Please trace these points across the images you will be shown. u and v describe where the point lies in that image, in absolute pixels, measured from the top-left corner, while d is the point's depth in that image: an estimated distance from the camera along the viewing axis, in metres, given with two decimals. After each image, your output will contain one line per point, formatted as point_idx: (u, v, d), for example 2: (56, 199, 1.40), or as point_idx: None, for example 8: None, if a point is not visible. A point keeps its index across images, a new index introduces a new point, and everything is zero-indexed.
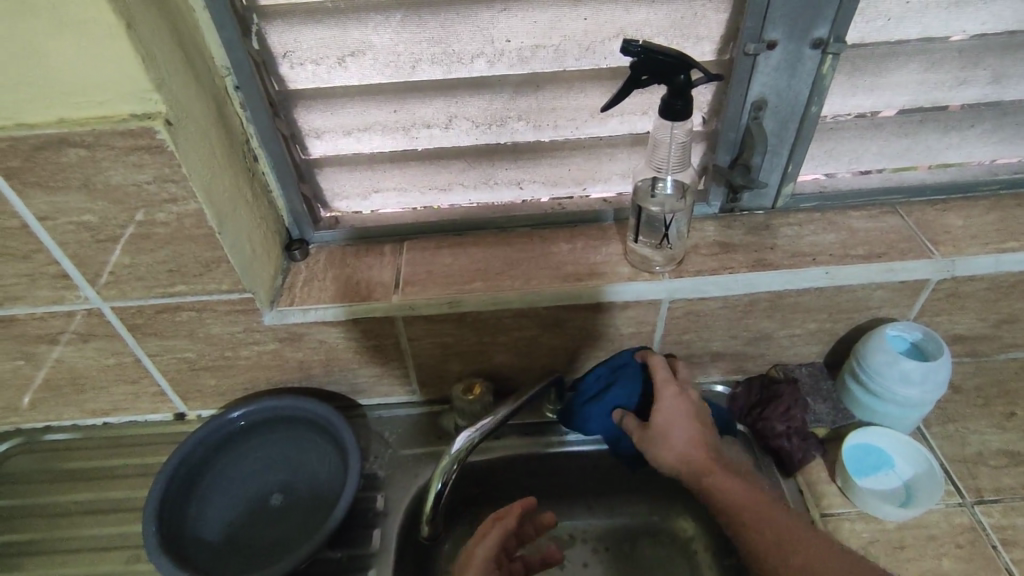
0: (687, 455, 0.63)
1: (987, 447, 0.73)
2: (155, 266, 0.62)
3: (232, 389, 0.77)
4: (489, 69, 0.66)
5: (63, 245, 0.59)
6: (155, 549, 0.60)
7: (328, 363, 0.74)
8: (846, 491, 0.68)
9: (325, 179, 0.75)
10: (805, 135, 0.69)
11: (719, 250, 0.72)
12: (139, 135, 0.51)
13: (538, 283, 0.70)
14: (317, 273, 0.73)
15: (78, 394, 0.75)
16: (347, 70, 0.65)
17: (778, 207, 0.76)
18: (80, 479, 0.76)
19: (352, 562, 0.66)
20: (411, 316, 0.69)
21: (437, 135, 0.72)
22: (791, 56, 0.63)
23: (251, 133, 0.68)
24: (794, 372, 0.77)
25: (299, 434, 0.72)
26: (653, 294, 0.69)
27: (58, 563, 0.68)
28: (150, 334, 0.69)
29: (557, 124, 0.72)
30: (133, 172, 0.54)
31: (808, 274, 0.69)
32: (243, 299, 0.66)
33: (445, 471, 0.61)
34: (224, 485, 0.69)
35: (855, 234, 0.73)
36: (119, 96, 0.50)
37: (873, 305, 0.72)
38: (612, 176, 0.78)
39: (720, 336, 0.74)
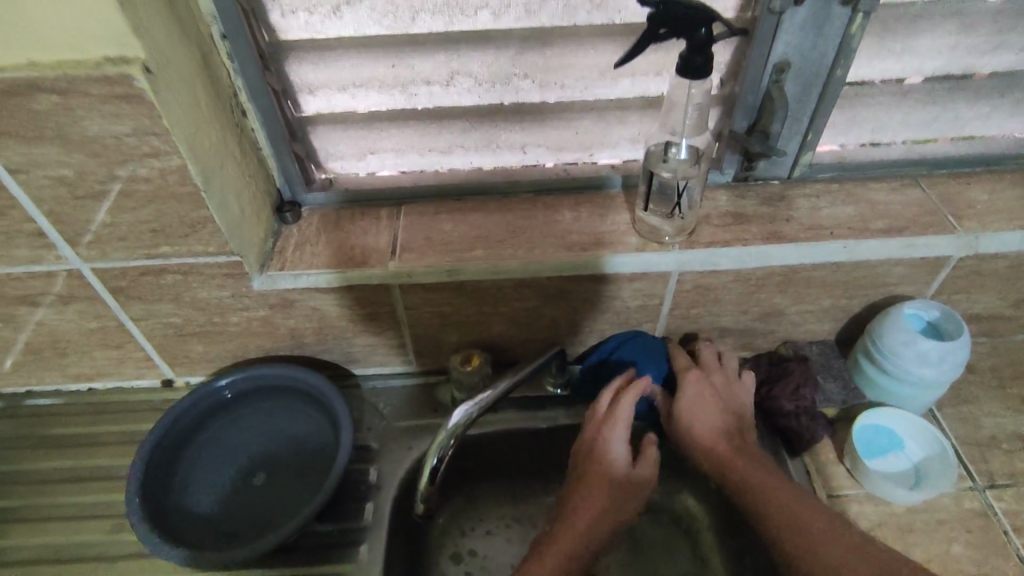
0: (705, 442, 0.65)
1: (1000, 431, 0.71)
2: (137, 225, 0.58)
3: (221, 356, 0.74)
4: (494, 22, 0.62)
5: (38, 201, 0.55)
6: (140, 522, 0.58)
7: (322, 331, 0.71)
8: (855, 473, 0.66)
9: (318, 139, 0.71)
10: (829, 101, 0.65)
11: (732, 221, 0.69)
12: (115, 82, 0.47)
13: (541, 252, 0.67)
14: (309, 237, 0.70)
15: (61, 358, 0.72)
16: (343, 19, 0.61)
17: (794, 177, 0.72)
18: (64, 445, 0.74)
19: (344, 535, 0.65)
20: (407, 284, 0.66)
21: (437, 93, 0.68)
22: (819, 13, 0.59)
23: (240, 86, 0.63)
24: (804, 350, 0.74)
25: (290, 404, 0.69)
26: (661, 266, 0.66)
27: (41, 531, 0.66)
28: (135, 298, 0.66)
29: (565, 83, 0.68)
30: (110, 123, 0.50)
31: (825, 248, 0.65)
32: (231, 263, 0.63)
33: (439, 449, 0.59)
34: (212, 456, 0.67)
35: (875, 206, 0.69)
36: (94, 40, 0.46)
37: (890, 282, 0.69)
38: (620, 141, 0.74)
39: (730, 311, 0.71)
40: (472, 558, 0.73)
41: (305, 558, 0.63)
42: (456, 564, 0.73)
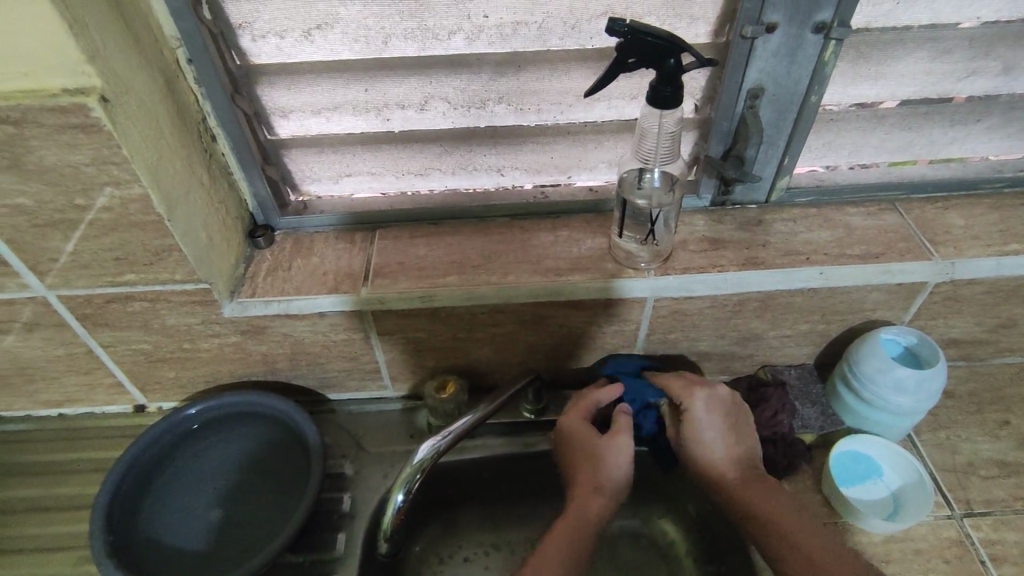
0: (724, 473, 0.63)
1: (979, 457, 0.70)
2: (101, 253, 0.57)
3: (193, 382, 0.73)
4: (467, 47, 0.62)
5: None
6: (103, 556, 0.57)
7: (295, 357, 0.70)
8: (832, 501, 0.66)
9: (292, 162, 0.70)
10: (804, 126, 0.65)
11: (709, 246, 0.68)
12: (71, 111, 0.46)
13: (516, 278, 0.66)
14: (282, 262, 0.69)
15: (29, 384, 0.71)
16: (313, 45, 0.60)
17: (772, 201, 0.72)
18: (32, 473, 0.72)
19: (315, 567, 0.63)
20: (380, 310, 0.65)
21: (412, 116, 0.67)
22: (791, 40, 0.59)
23: (208, 111, 0.63)
24: (783, 375, 0.73)
25: (262, 430, 0.68)
26: (637, 292, 0.65)
27: (3, 564, 0.65)
28: (102, 325, 0.64)
29: (540, 107, 0.67)
30: (68, 152, 0.49)
31: (801, 274, 0.65)
32: (199, 290, 0.62)
33: (405, 480, 0.58)
34: (183, 484, 0.66)
35: (851, 232, 0.69)
36: (48, 68, 0.45)
37: (867, 308, 0.69)
38: (598, 165, 0.73)
39: (707, 335, 0.71)
40: None
41: None
42: None
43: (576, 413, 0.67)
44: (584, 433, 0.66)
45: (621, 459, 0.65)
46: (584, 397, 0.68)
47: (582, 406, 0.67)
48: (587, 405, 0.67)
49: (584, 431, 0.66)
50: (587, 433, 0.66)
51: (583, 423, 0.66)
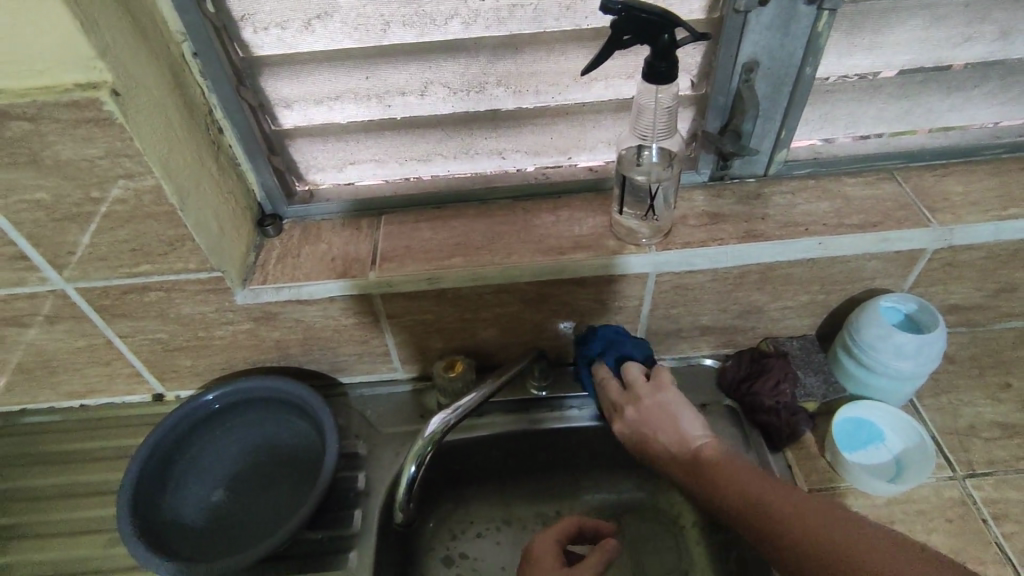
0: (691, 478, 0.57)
1: (980, 419, 0.71)
2: (117, 245, 0.59)
3: (209, 369, 0.75)
4: (465, 31, 0.63)
5: (17, 225, 0.56)
6: (130, 535, 0.59)
7: (307, 342, 0.72)
8: (835, 466, 0.67)
9: (297, 151, 0.72)
10: (800, 98, 0.66)
11: (709, 220, 0.69)
12: (85, 106, 0.48)
13: (520, 257, 0.67)
14: (291, 249, 0.71)
15: (52, 376, 0.74)
16: (314, 35, 0.61)
17: (770, 174, 0.73)
18: (57, 462, 0.75)
19: (334, 542, 0.66)
20: (388, 293, 0.67)
21: (413, 103, 0.68)
22: (785, 13, 0.59)
23: (214, 103, 0.64)
24: (785, 346, 0.74)
25: (279, 414, 0.70)
26: (639, 267, 0.67)
27: (35, 548, 0.67)
28: (120, 315, 0.67)
29: (539, 89, 0.68)
30: (82, 146, 0.51)
31: (800, 245, 0.66)
32: (213, 278, 0.64)
33: (417, 454, 0.60)
34: (201, 468, 0.68)
35: (850, 202, 0.70)
36: (61, 65, 0.47)
37: (867, 277, 0.70)
38: (597, 145, 0.74)
39: (709, 309, 0.72)
40: (464, 561, 0.74)
41: (295, 567, 0.64)
42: (448, 567, 0.74)
43: (541, 538, 0.63)
44: (548, 556, 0.61)
45: (563, 525, 0.64)
46: (546, 532, 0.64)
47: (546, 536, 0.63)
48: (551, 540, 0.63)
49: (549, 556, 0.61)
50: (554, 556, 0.61)
51: (548, 548, 0.62)
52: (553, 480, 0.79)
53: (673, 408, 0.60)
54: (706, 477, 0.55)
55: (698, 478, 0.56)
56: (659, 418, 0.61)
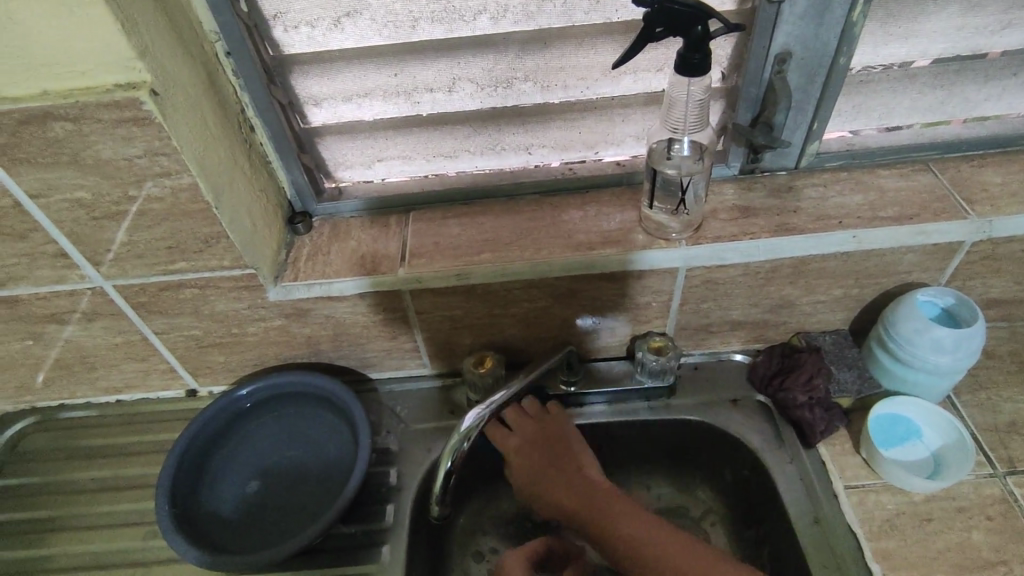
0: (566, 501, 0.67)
1: (1021, 415, 0.70)
2: (154, 243, 0.60)
3: (241, 365, 0.76)
4: (494, 26, 0.63)
5: (59, 224, 0.57)
6: (169, 528, 0.60)
7: (337, 338, 0.73)
8: (870, 462, 0.66)
9: (326, 149, 0.72)
10: (833, 89, 0.65)
11: (740, 214, 0.68)
12: (125, 106, 0.49)
13: (549, 252, 0.67)
14: (321, 247, 0.71)
15: (89, 372, 0.75)
16: (344, 33, 0.62)
17: (801, 167, 0.72)
18: (96, 456, 0.76)
19: (367, 536, 0.66)
20: (417, 289, 0.67)
21: (440, 99, 0.68)
22: (819, 3, 0.58)
23: (246, 101, 0.65)
24: (817, 341, 0.73)
25: (311, 409, 0.71)
26: (669, 262, 0.66)
27: (77, 539, 0.69)
28: (156, 312, 0.68)
29: (566, 84, 0.68)
30: (122, 146, 0.51)
31: (834, 238, 0.65)
32: (246, 275, 0.65)
33: (451, 451, 0.61)
34: (237, 462, 0.69)
35: (885, 194, 0.68)
36: (102, 66, 0.47)
37: (903, 270, 0.68)
38: (625, 139, 0.74)
39: (740, 304, 0.71)
40: (494, 556, 0.75)
41: (330, 560, 0.65)
42: (479, 563, 0.74)
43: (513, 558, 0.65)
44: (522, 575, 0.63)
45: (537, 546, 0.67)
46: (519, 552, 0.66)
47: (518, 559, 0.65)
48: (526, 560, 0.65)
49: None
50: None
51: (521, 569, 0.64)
52: None
53: (571, 434, 0.70)
54: (576, 501, 0.66)
55: (568, 489, 0.67)
56: (535, 436, 0.70)
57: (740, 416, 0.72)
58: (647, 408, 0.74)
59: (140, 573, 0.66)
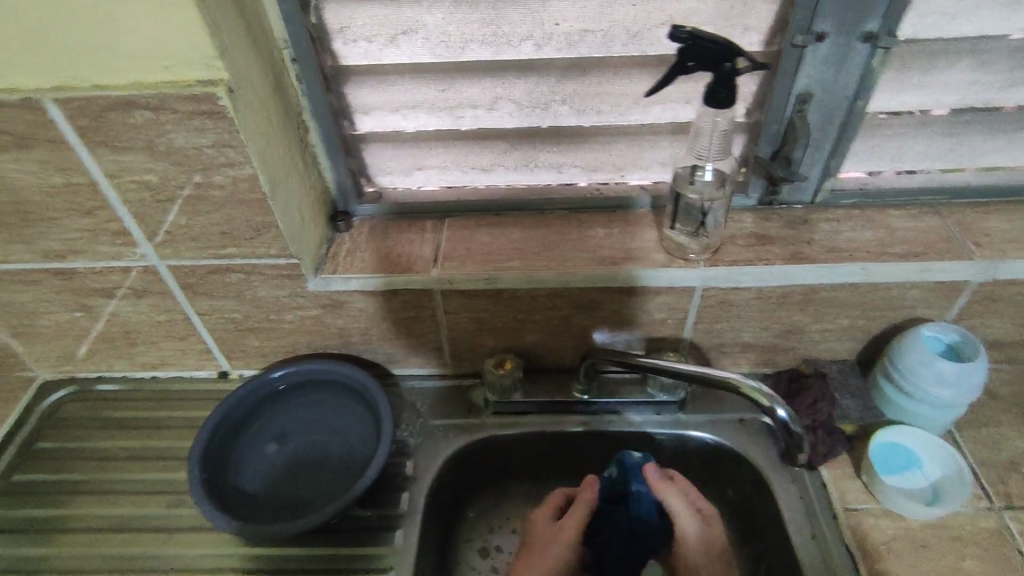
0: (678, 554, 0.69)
1: (1021, 455, 0.73)
2: (210, 227, 0.65)
3: (273, 351, 0.80)
4: (537, 52, 0.68)
5: (127, 203, 0.63)
6: (199, 495, 0.65)
7: (366, 332, 0.77)
8: (872, 488, 0.69)
9: (369, 154, 0.77)
10: (850, 129, 0.69)
11: (756, 241, 0.72)
12: (204, 99, 0.54)
13: (574, 265, 0.71)
14: (359, 244, 0.76)
15: (131, 347, 0.80)
16: (398, 48, 0.67)
17: (817, 202, 0.76)
18: (126, 427, 0.80)
19: (380, 521, 0.70)
20: (447, 290, 0.72)
21: (482, 115, 0.73)
22: (839, 49, 0.63)
23: (306, 105, 0.71)
24: (824, 367, 0.76)
25: (337, 397, 0.76)
26: (686, 281, 0.70)
27: (107, 504, 0.73)
28: (201, 294, 0.72)
29: (599, 109, 0.73)
30: (196, 136, 0.57)
31: (845, 269, 0.68)
32: (290, 264, 0.69)
33: (771, 398, 0.64)
34: (263, 443, 0.73)
35: (895, 232, 0.72)
36: (185, 64, 0.53)
37: (910, 305, 0.72)
38: (651, 165, 0.78)
39: (752, 327, 0.74)
40: (498, 554, 0.77)
41: (344, 540, 0.68)
42: (483, 559, 0.77)
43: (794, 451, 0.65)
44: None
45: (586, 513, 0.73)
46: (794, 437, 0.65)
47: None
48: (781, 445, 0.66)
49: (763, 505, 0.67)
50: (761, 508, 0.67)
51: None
52: None
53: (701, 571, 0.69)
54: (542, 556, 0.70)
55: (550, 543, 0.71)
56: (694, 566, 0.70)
57: (745, 435, 0.75)
58: (656, 421, 0.77)
59: (164, 538, 0.70)
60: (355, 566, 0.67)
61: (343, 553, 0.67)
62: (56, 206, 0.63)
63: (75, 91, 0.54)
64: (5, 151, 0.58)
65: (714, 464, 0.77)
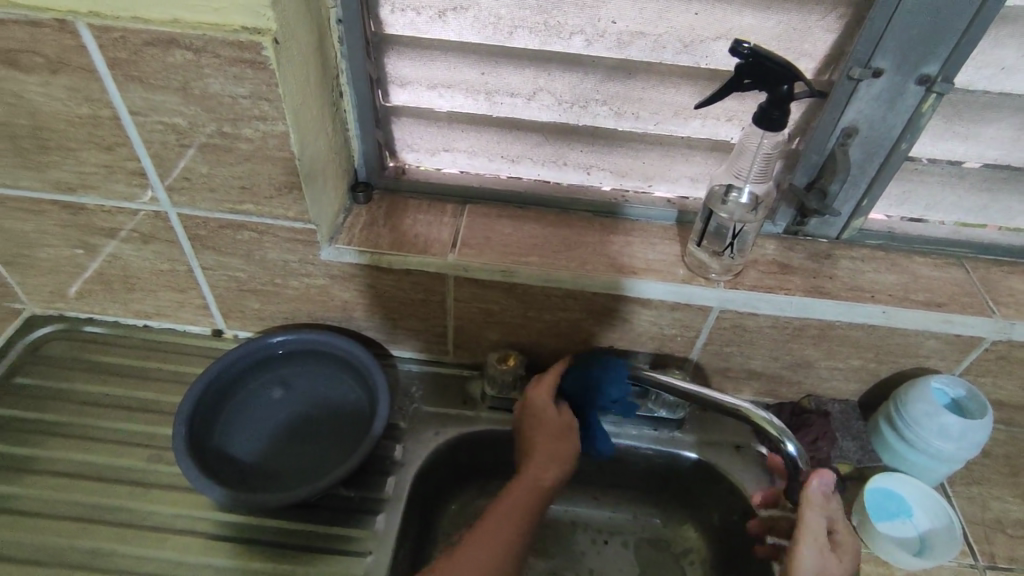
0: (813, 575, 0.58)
1: (1007, 516, 0.73)
2: (229, 180, 0.63)
3: (273, 316, 0.78)
4: (586, 48, 0.66)
5: (147, 143, 0.60)
6: (182, 454, 0.63)
7: (372, 309, 0.75)
8: (861, 532, 0.69)
9: (399, 129, 0.75)
10: (889, 171, 0.68)
11: (778, 269, 0.71)
12: (246, 47, 0.52)
13: (593, 268, 0.70)
14: (377, 219, 0.74)
15: (127, 292, 0.77)
16: (446, 24, 0.65)
17: (842, 238, 0.75)
18: (111, 373, 0.78)
19: (363, 503, 0.68)
20: (461, 278, 0.70)
21: (519, 105, 0.71)
22: (893, 88, 0.62)
23: (343, 69, 0.68)
24: (827, 406, 0.76)
25: (333, 371, 0.74)
26: (704, 300, 0.69)
27: (83, 449, 0.70)
28: (208, 247, 0.70)
29: (639, 115, 0.71)
30: (232, 84, 0.55)
31: (865, 309, 0.68)
32: (306, 230, 0.67)
33: (781, 431, 0.63)
34: (252, 410, 0.72)
35: (917, 279, 0.72)
36: (234, 9, 0.51)
37: (921, 354, 0.71)
38: (681, 178, 0.77)
39: (761, 355, 0.74)
40: None
41: (324, 517, 0.67)
42: None
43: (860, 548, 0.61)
44: None
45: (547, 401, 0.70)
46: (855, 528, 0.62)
47: (845, 553, 0.60)
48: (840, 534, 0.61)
49: None
50: None
51: None
52: (576, 490, 0.81)
53: None
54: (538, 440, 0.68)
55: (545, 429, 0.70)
56: None
57: (739, 462, 0.75)
58: (652, 436, 0.76)
59: (138, 492, 0.67)
60: (330, 546, 0.65)
61: (319, 530, 0.66)
62: (72, 137, 0.61)
63: (110, 19, 0.52)
64: (24, 71, 0.56)
65: (703, 488, 0.77)
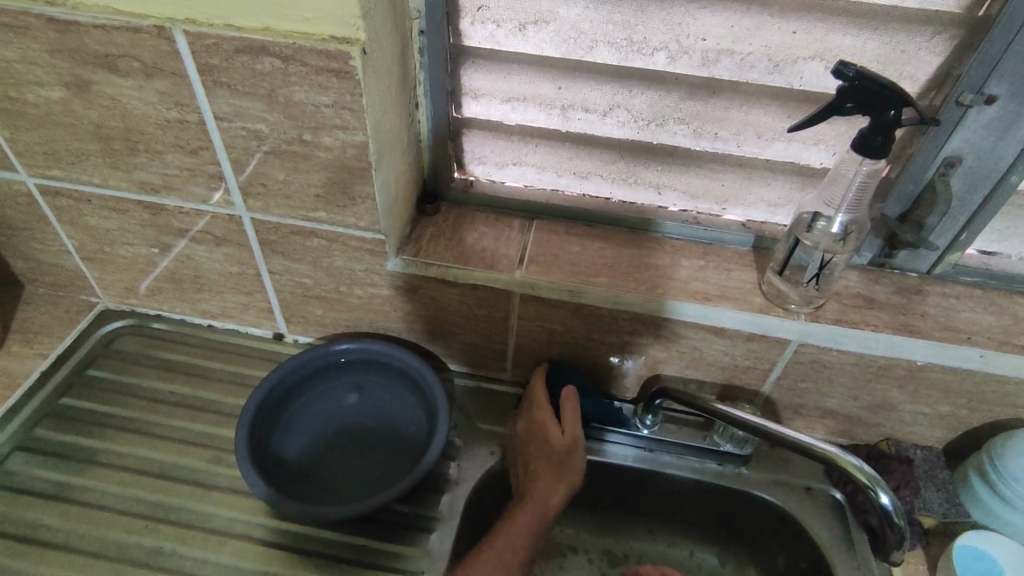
0: None
1: None
2: (305, 188, 0.63)
3: (334, 323, 0.78)
4: (669, 64, 0.64)
5: (229, 148, 0.61)
6: (244, 458, 0.63)
7: (433, 322, 0.74)
8: None
9: (469, 141, 0.74)
10: (995, 204, 0.63)
11: (863, 303, 0.67)
12: (334, 57, 0.52)
13: (665, 292, 0.67)
14: (443, 231, 0.73)
15: (196, 292, 0.79)
16: (526, 38, 0.64)
17: (934, 273, 0.70)
18: (175, 371, 0.79)
19: (417, 520, 0.67)
20: (527, 295, 0.68)
21: (592, 121, 0.69)
22: (1007, 116, 0.58)
23: (421, 80, 0.69)
24: (909, 452, 0.71)
25: (392, 383, 0.73)
26: (783, 332, 0.65)
27: (147, 446, 0.72)
28: (277, 252, 0.70)
29: (719, 135, 0.68)
30: (316, 93, 0.55)
31: (962, 352, 0.63)
32: (375, 240, 0.67)
33: (872, 478, 0.54)
34: (311, 417, 0.72)
35: (1019, 322, 0.66)
36: (325, 19, 0.51)
37: (1020, 403, 0.66)
38: (759, 202, 0.73)
39: (840, 394, 0.70)
40: None
41: (378, 533, 0.66)
42: None
43: None
44: None
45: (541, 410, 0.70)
46: None
47: None
48: None
49: None
50: None
51: None
52: (631, 521, 0.78)
53: None
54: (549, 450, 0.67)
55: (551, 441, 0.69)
56: None
57: (810, 506, 0.70)
58: (715, 471, 0.72)
59: (198, 492, 0.68)
60: (382, 564, 0.64)
61: (372, 545, 0.65)
62: (158, 139, 0.62)
63: (205, 26, 0.52)
64: (118, 74, 0.57)
65: (768, 529, 0.72)
